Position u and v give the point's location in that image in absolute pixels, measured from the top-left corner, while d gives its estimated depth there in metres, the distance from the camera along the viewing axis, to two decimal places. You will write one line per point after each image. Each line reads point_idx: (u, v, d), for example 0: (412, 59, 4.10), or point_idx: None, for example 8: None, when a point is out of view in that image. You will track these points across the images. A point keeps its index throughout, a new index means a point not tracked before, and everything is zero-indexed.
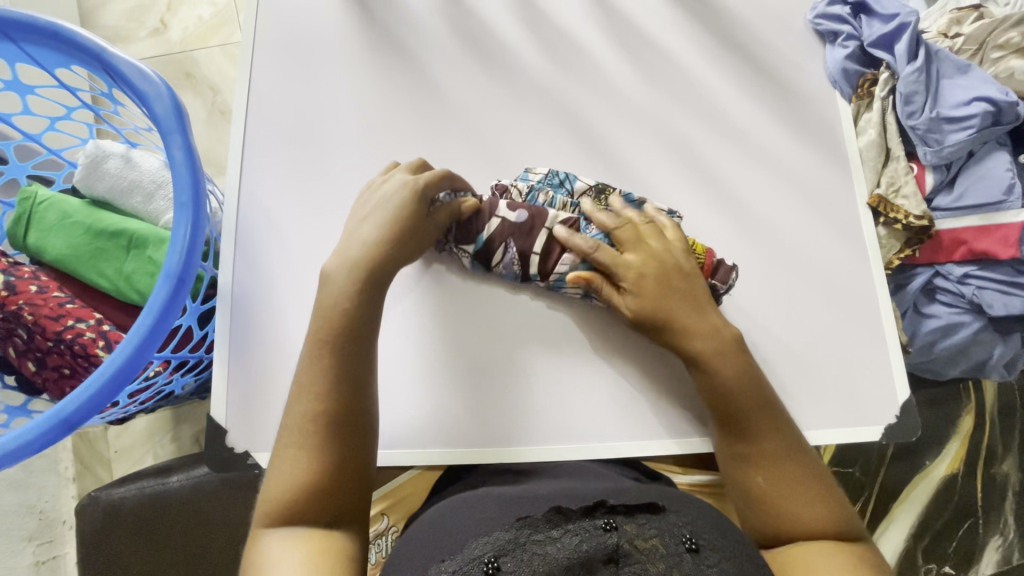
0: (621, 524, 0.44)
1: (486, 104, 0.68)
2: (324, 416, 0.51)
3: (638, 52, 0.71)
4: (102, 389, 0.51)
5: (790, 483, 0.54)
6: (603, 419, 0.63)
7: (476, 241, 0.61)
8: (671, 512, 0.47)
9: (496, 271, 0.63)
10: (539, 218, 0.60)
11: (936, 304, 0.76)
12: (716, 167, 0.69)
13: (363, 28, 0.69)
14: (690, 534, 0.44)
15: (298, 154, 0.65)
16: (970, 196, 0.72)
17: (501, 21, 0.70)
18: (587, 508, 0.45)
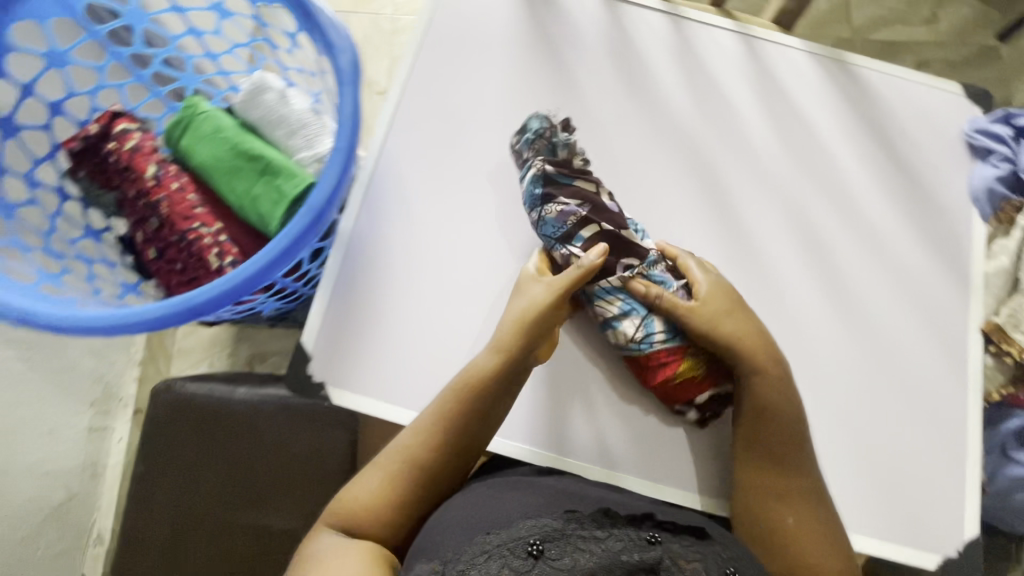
0: (667, 542, 0.48)
1: (625, 130, 0.70)
2: (420, 458, 0.56)
3: (785, 123, 0.72)
4: (231, 291, 0.55)
5: (812, 530, 0.56)
6: (660, 458, 0.63)
7: (563, 176, 0.62)
8: (716, 543, 0.50)
9: (551, 208, 0.61)
10: (621, 217, 0.62)
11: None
12: (833, 248, 0.68)
13: (530, 32, 0.73)
14: (733, 564, 0.48)
15: (441, 130, 0.69)
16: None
17: (658, 57, 0.73)
18: (635, 520, 0.50)
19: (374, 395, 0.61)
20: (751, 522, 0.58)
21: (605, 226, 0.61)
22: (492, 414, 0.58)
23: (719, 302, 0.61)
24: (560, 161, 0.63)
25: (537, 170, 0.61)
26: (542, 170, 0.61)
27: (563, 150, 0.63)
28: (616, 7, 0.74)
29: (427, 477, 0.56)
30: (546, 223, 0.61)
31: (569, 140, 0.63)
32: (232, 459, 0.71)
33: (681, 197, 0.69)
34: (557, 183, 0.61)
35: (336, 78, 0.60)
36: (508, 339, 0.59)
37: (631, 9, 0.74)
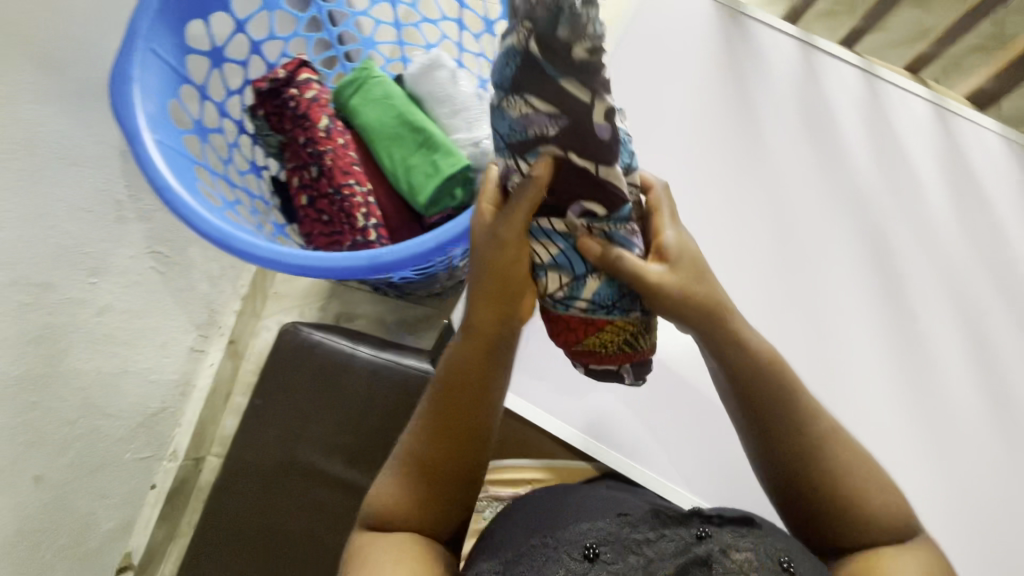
0: (717, 536, 0.49)
1: (802, 183, 0.71)
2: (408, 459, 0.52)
3: (966, 205, 0.70)
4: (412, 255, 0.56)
5: (862, 481, 0.49)
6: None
7: (552, 62, 0.38)
8: (769, 535, 0.50)
9: (525, 107, 0.40)
10: (614, 149, 0.41)
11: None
12: (996, 341, 0.66)
13: (724, 66, 0.73)
14: (789, 559, 0.46)
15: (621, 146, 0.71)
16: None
17: (846, 115, 0.72)
18: (684, 518, 0.53)
19: None
20: (799, 484, 0.50)
21: (573, 156, 0.41)
22: (484, 392, 0.52)
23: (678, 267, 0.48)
24: (555, 41, 0.37)
25: (516, 41, 0.38)
26: (525, 38, 0.37)
27: (564, 26, 0.36)
28: (810, 53, 0.73)
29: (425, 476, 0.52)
30: (503, 119, 0.41)
31: (590, 20, 0.36)
32: (343, 413, 0.73)
33: (845, 258, 0.69)
34: (535, 75, 0.38)
35: None
36: (488, 326, 0.50)
37: (826, 58, 0.73)
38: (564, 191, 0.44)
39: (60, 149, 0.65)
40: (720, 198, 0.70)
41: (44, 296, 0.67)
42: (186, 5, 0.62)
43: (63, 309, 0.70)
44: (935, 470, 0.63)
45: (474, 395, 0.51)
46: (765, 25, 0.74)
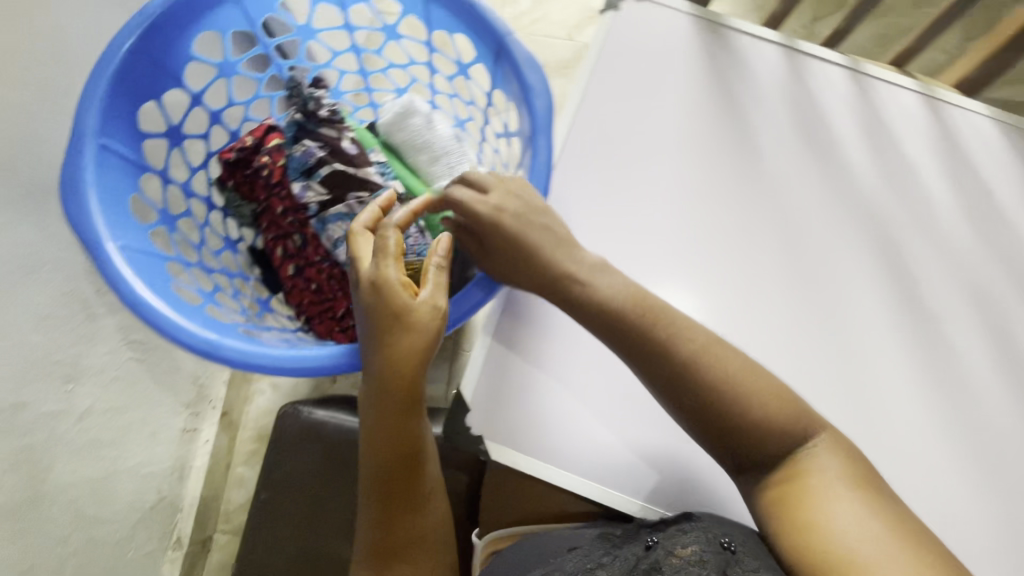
0: (659, 542, 0.52)
1: (801, 189, 0.67)
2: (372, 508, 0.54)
3: (973, 201, 0.69)
4: None
5: (759, 411, 0.51)
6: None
7: (308, 123, 0.72)
8: (708, 522, 0.53)
9: (299, 147, 0.71)
10: (364, 160, 0.72)
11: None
12: (1010, 332, 0.65)
13: (710, 77, 0.70)
14: (728, 539, 0.50)
15: (615, 174, 0.67)
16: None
17: (840, 116, 0.70)
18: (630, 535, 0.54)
19: (526, 449, 0.59)
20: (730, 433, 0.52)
21: (337, 167, 0.71)
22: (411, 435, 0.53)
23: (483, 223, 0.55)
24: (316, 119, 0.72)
25: (292, 118, 0.72)
26: (294, 117, 0.72)
27: (320, 110, 0.72)
28: (795, 57, 0.71)
29: (389, 518, 0.54)
30: (293, 159, 0.72)
31: (315, 93, 0.71)
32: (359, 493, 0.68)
33: (856, 266, 0.66)
34: (304, 129, 0.72)
35: (528, 124, 0.58)
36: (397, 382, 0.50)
37: (813, 62, 0.71)
38: (333, 186, 0.71)
39: (13, 258, 0.59)
40: (722, 218, 0.66)
41: (16, 417, 0.62)
42: (136, 87, 0.57)
43: (41, 425, 0.65)
44: (977, 477, 0.61)
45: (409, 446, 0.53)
46: (748, 33, 0.71)
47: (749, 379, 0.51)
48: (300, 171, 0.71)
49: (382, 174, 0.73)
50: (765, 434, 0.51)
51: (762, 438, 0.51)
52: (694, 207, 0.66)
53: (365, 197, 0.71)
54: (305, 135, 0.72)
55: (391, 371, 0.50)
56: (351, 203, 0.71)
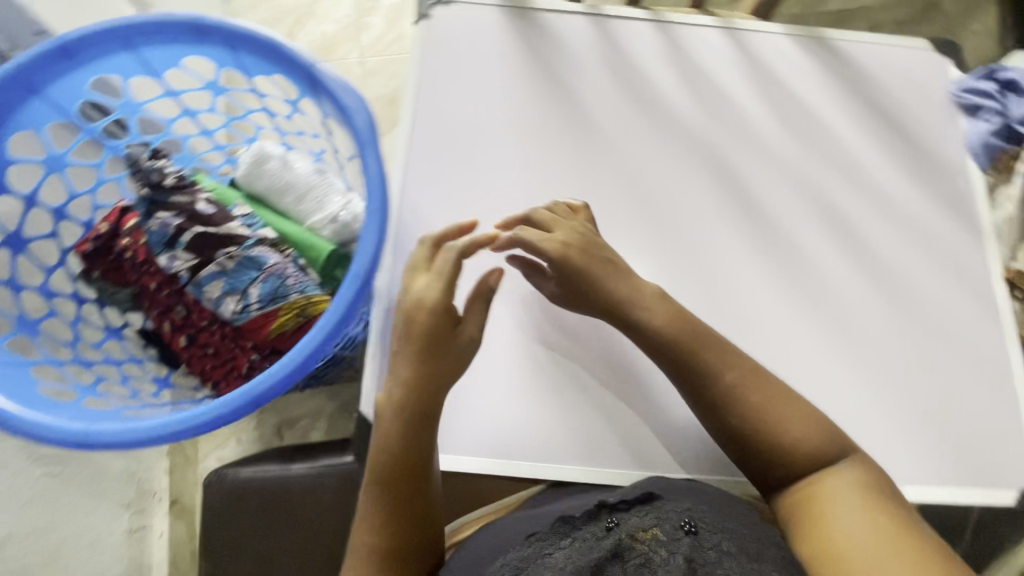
0: (623, 521, 0.52)
1: (633, 139, 0.71)
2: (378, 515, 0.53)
3: (788, 111, 0.74)
4: (291, 374, 0.53)
5: (782, 417, 0.54)
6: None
7: (159, 195, 0.73)
8: (670, 502, 0.54)
9: (154, 220, 0.72)
10: (224, 216, 0.74)
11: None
12: (850, 218, 0.71)
13: (528, 59, 0.73)
14: (689, 519, 0.51)
15: (460, 170, 0.69)
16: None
17: (653, 64, 0.74)
18: (592, 514, 0.54)
19: None
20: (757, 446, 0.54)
21: (200, 230, 0.72)
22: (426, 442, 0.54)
23: (573, 263, 0.60)
24: (165, 188, 0.73)
25: (141, 194, 0.73)
26: (143, 192, 0.73)
27: (168, 179, 0.73)
28: (601, 21, 0.75)
29: (398, 528, 0.53)
30: (152, 233, 0.72)
31: (157, 164, 0.73)
32: (303, 537, 0.69)
33: (700, 195, 0.70)
34: (155, 202, 0.72)
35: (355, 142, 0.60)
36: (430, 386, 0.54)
37: (618, 22, 0.76)
38: (199, 248, 0.71)
39: None
40: (568, 184, 0.69)
41: None
42: None
43: None
44: (854, 355, 0.66)
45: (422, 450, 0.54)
46: (553, 9, 0.75)
47: (769, 406, 0.55)
48: (163, 244, 0.71)
49: (248, 226, 0.74)
50: (787, 448, 0.54)
51: (780, 451, 0.54)
52: (540, 180, 0.69)
53: (234, 251, 0.72)
54: (158, 207, 0.72)
55: (423, 376, 0.54)
56: (222, 261, 0.71)
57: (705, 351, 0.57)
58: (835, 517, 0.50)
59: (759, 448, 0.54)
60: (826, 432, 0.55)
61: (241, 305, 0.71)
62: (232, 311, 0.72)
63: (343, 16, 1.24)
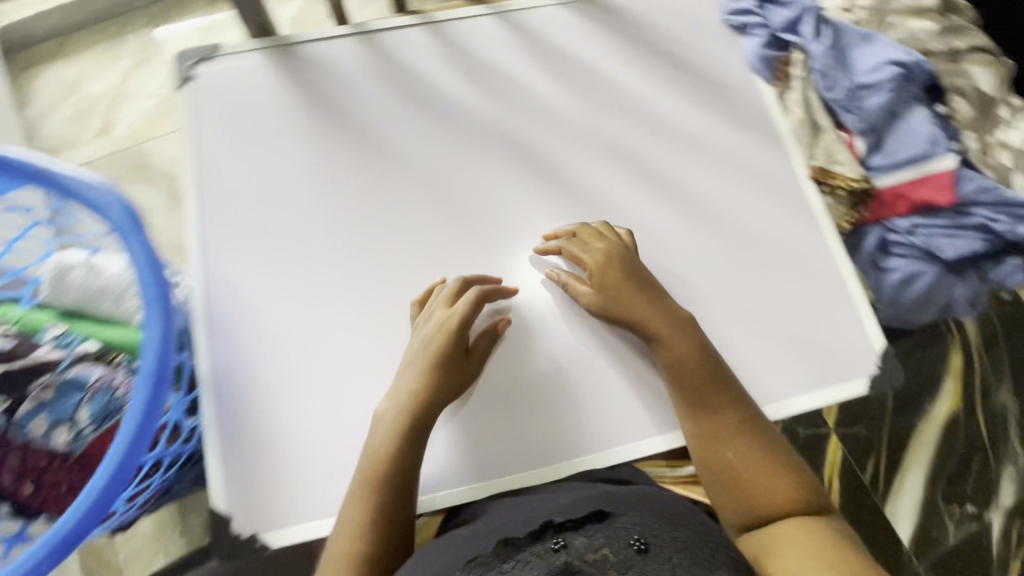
0: (570, 541, 0.48)
1: (427, 147, 0.70)
2: (369, 515, 0.53)
3: (573, 77, 0.74)
4: (96, 498, 0.51)
5: (768, 460, 0.55)
6: (613, 423, 0.65)
7: None
8: (621, 518, 0.51)
9: None
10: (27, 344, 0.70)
11: (903, 254, 0.72)
12: (656, 163, 0.72)
13: (303, 96, 0.71)
14: (642, 536, 0.48)
15: (257, 226, 0.66)
16: (938, 147, 0.70)
17: (430, 65, 0.73)
18: (537, 533, 0.50)
19: (304, 518, 0.58)
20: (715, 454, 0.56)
21: None
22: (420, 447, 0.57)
23: (612, 282, 0.63)
24: None
25: None
26: None
27: None
28: (367, 37, 0.73)
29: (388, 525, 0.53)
30: None
31: None
32: None
33: (507, 184, 0.70)
34: None
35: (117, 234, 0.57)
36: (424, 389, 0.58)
37: (386, 34, 0.74)
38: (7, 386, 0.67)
39: None
40: (373, 211, 0.67)
41: None
42: None
43: None
44: (687, 296, 0.67)
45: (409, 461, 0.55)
46: (317, 40, 0.73)
47: (749, 464, 0.55)
48: None
49: (63, 346, 0.70)
50: (759, 486, 0.54)
51: (751, 486, 0.54)
52: (343, 214, 0.67)
53: (49, 379, 0.68)
54: None
55: (432, 390, 0.58)
56: (38, 392, 0.67)
57: (702, 383, 0.59)
58: (794, 565, 0.48)
59: (735, 484, 0.55)
60: (807, 489, 0.55)
61: (74, 434, 0.68)
62: (66, 443, 0.67)
63: (157, 89, 1.08)
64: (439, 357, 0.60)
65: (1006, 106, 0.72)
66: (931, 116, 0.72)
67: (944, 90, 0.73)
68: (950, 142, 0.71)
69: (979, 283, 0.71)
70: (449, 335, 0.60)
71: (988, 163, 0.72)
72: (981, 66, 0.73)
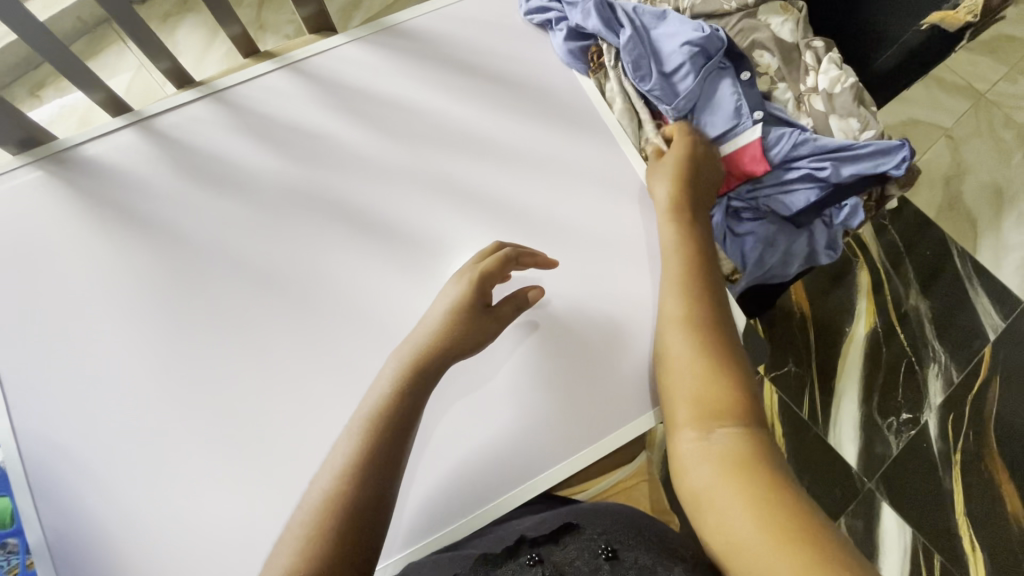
0: (545, 556, 0.57)
1: (238, 231, 0.65)
2: (353, 453, 0.52)
3: (377, 116, 0.69)
4: None
5: (727, 370, 0.57)
6: (556, 442, 0.62)
7: None
8: (588, 528, 0.59)
9: None
10: None
11: (751, 222, 0.71)
12: (485, 188, 0.68)
13: (89, 206, 0.65)
14: (608, 541, 0.57)
15: (69, 362, 0.61)
16: (743, 119, 0.67)
17: (225, 141, 0.68)
18: (512, 551, 0.59)
19: None
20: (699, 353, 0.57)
21: None
22: (422, 395, 0.56)
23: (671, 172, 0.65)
24: None
25: None
26: None
27: None
28: (149, 126, 0.68)
29: (374, 467, 0.52)
30: None
31: None
32: None
33: (332, 248, 0.65)
34: None
35: None
36: (440, 329, 0.59)
37: (170, 118, 0.68)
38: None
39: None
40: (193, 314, 0.62)
41: None
42: None
43: None
44: (543, 319, 0.65)
45: (406, 407, 0.55)
46: (92, 141, 0.67)
47: (712, 383, 0.56)
48: None
49: None
50: (719, 402, 0.55)
51: (706, 399, 0.56)
52: (161, 325, 0.62)
53: None
54: None
55: (443, 357, 0.58)
56: None
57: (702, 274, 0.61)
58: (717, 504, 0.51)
59: (696, 389, 0.56)
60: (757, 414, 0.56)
61: None
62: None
63: None
64: (455, 308, 0.59)
65: (808, 51, 0.72)
66: (736, 86, 0.69)
67: (743, 56, 0.70)
68: (754, 112, 0.68)
69: (826, 229, 0.71)
70: (472, 287, 0.60)
71: (803, 111, 0.71)
72: (774, 17, 0.73)
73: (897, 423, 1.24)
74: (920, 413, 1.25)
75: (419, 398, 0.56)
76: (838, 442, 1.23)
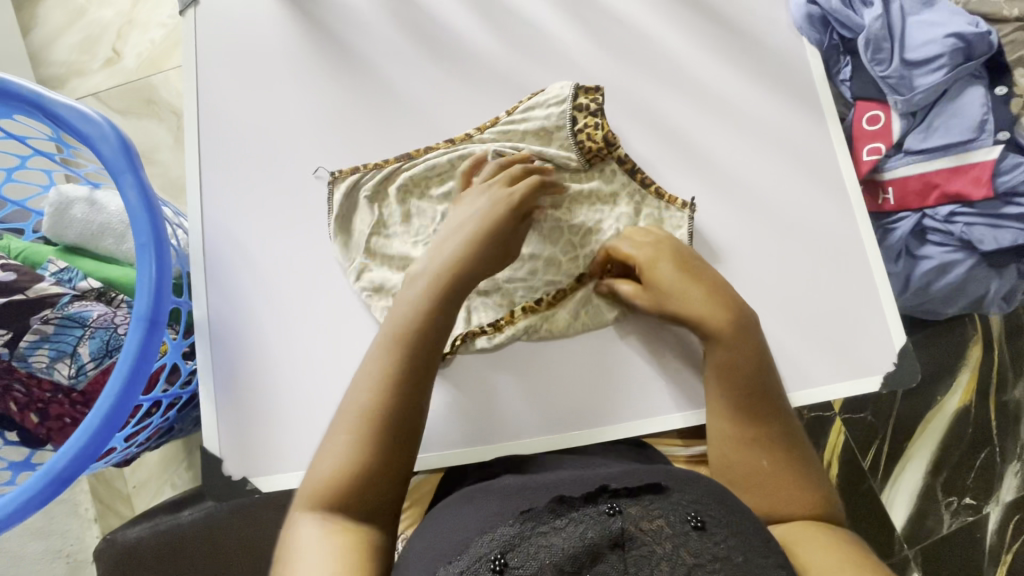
0: (626, 508, 0.44)
1: (436, 95, 0.66)
2: (383, 374, 0.50)
3: (597, 25, 0.68)
4: (90, 440, 0.50)
5: (791, 464, 0.53)
6: (645, 397, 0.61)
7: None
8: (676, 491, 0.46)
9: None
10: (26, 275, 0.69)
11: (941, 245, 0.68)
12: (680, 126, 0.66)
13: (307, 30, 0.67)
14: (697, 511, 0.44)
15: (260, 169, 0.64)
16: (984, 135, 0.65)
17: (444, 5, 0.68)
18: (589, 493, 0.45)
19: (291, 467, 0.58)
20: (750, 426, 0.54)
21: None
22: (438, 321, 0.53)
23: (665, 272, 0.57)
24: None
25: None
26: None
27: None
28: None
29: (407, 386, 0.50)
30: None
31: None
32: None
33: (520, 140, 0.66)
34: None
35: (109, 171, 0.54)
36: (454, 251, 0.55)
37: None
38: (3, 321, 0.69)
39: None
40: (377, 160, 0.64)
41: None
42: None
43: None
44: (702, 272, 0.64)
45: (437, 326, 0.52)
46: None
47: (782, 472, 0.53)
48: None
49: (64, 280, 0.71)
50: (789, 493, 0.52)
51: (779, 487, 0.52)
52: (346, 162, 0.64)
53: (50, 314, 0.67)
54: None
55: (458, 275, 0.54)
56: (37, 327, 0.66)
57: (742, 353, 0.55)
58: (808, 552, 0.47)
59: (766, 470, 0.53)
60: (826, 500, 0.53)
61: (76, 368, 0.66)
62: (67, 377, 0.66)
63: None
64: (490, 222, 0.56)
65: None
66: (986, 98, 0.65)
67: (1007, 69, 0.66)
68: (998, 130, 0.65)
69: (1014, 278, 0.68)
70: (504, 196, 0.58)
71: None
72: None
73: (956, 504, 1.20)
74: (984, 503, 1.20)
75: (440, 323, 0.53)
76: (889, 501, 1.20)
